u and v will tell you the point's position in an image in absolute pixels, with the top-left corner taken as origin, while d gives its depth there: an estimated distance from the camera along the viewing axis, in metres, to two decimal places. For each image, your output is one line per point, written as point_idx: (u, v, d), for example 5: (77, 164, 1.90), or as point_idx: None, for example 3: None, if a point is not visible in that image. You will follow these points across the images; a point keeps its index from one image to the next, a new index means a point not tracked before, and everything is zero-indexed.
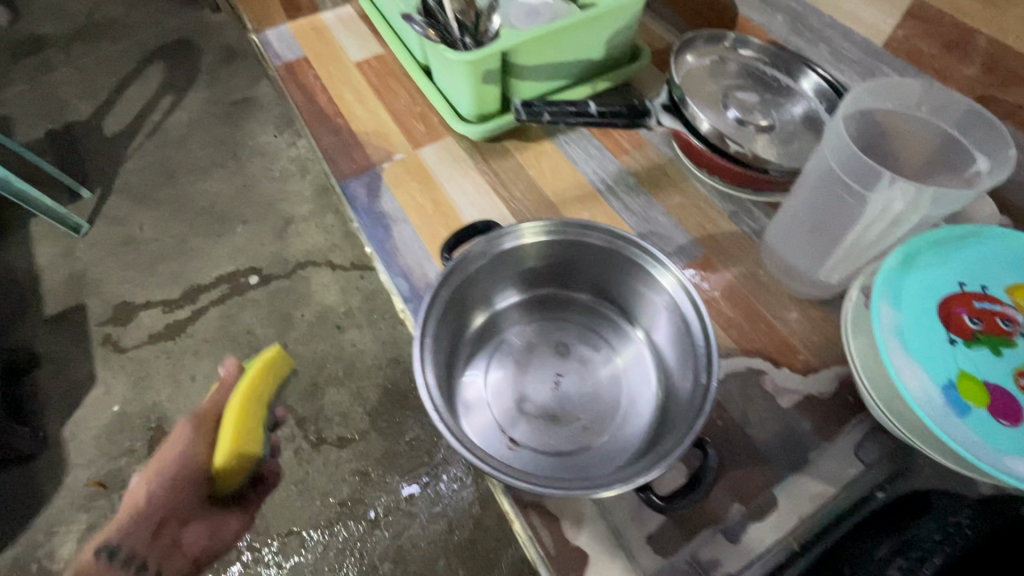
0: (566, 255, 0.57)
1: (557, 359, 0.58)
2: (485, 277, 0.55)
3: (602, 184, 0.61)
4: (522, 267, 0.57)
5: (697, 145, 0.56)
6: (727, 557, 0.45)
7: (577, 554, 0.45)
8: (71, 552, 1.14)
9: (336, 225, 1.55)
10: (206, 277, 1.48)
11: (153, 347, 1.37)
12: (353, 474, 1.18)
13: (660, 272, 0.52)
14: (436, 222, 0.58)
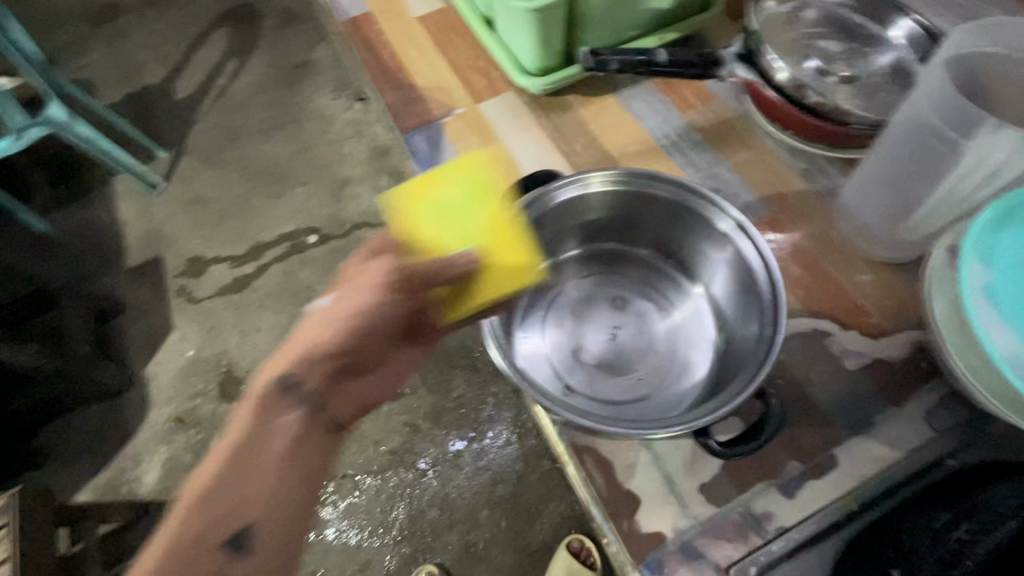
0: (628, 211, 0.59)
1: (614, 311, 0.61)
2: (547, 228, 0.59)
3: (666, 141, 0.60)
4: (583, 221, 0.60)
5: (772, 97, 0.57)
6: (780, 512, 0.52)
7: (630, 499, 0.54)
8: (154, 479, 1.26)
9: (391, 188, 1.59)
10: (269, 235, 1.55)
11: (222, 298, 1.47)
12: (403, 425, 1.22)
13: (722, 220, 0.54)
14: (497, 174, 0.60)
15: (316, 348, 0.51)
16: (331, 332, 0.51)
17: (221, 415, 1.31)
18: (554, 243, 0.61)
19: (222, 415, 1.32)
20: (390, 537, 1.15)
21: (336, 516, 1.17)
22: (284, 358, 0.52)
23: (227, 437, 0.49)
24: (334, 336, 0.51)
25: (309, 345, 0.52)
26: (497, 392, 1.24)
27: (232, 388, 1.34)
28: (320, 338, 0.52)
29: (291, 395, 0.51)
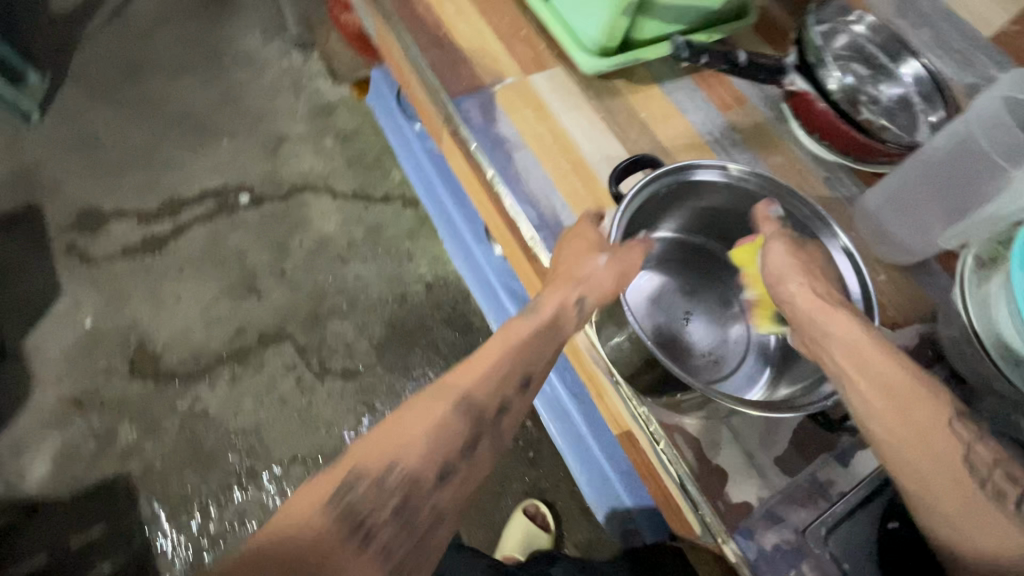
0: (734, 212, 0.67)
1: (691, 299, 0.71)
2: (665, 200, 0.65)
3: (710, 137, 0.72)
4: (698, 206, 0.68)
5: (822, 106, 0.66)
6: (840, 478, 0.53)
7: (715, 472, 0.54)
8: (45, 472, 1.05)
9: (336, 149, 1.43)
10: (188, 190, 1.33)
11: (129, 261, 1.25)
12: (359, 404, 1.17)
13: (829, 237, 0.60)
14: (553, 149, 0.72)
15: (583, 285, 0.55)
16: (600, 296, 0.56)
17: (131, 396, 1.13)
18: (659, 219, 0.69)
19: (133, 396, 1.13)
20: None
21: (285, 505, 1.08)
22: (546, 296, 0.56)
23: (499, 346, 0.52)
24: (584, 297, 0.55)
25: (578, 273, 0.55)
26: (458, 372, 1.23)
27: (145, 365, 1.15)
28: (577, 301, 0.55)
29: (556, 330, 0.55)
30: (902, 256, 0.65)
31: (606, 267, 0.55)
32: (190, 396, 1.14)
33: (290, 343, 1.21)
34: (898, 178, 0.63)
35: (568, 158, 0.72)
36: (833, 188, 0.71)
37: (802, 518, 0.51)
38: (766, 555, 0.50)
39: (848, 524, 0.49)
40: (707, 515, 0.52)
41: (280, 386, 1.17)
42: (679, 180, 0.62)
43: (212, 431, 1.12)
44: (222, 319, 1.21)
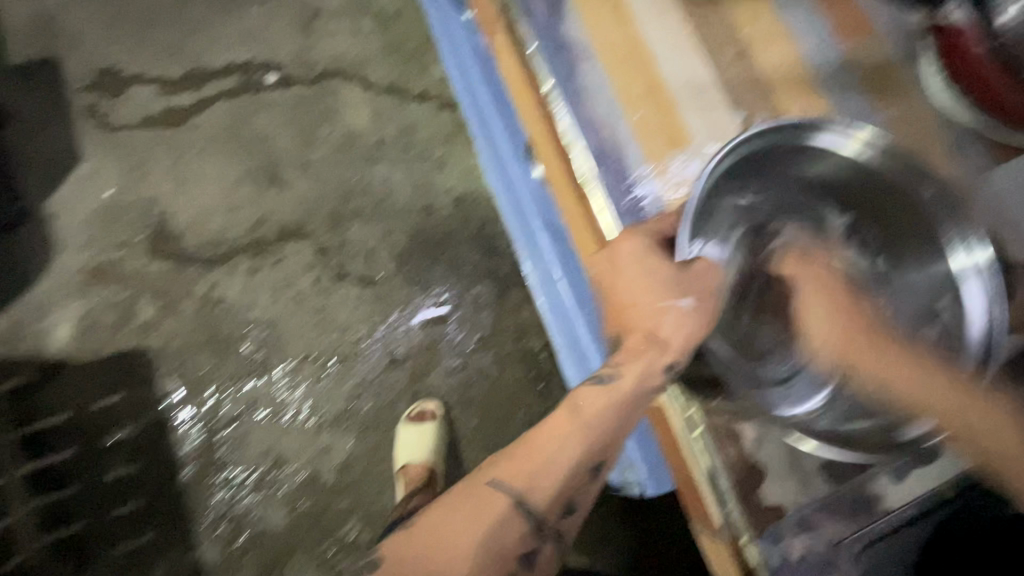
0: (836, 188, 0.62)
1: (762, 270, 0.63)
2: (765, 162, 0.60)
3: (819, 72, 0.69)
4: (798, 177, 0.62)
5: (977, 49, 0.59)
6: (887, 493, 0.58)
7: (755, 470, 0.60)
8: (67, 336, 1.08)
9: (373, 33, 1.28)
10: (213, 61, 1.23)
11: (149, 132, 1.18)
12: (373, 313, 1.15)
13: (974, 249, 0.56)
14: (625, 62, 0.72)
15: (673, 330, 0.54)
16: (701, 329, 0.54)
17: (151, 273, 1.12)
18: (750, 183, 0.62)
19: (153, 274, 1.12)
20: (355, 426, 1.10)
21: (296, 399, 1.10)
22: (637, 336, 0.55)
23: (604, 389, 0.54)
24: (692, 327, 0.54)
25: (651, 315, 0.54)
26: (479, 293, 1.18)
27: (165, 244, 1.14)
28: (676, 334, 0.54)
29: (659, 372, 0.54)
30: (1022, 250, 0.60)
31: (692, 312, 0.53)
32: (208, 281, 1.13)
33: (310, 241, 1.17)
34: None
35: (640, 75, 0.71)
36: (955, 154, 0.65)
37: (840, 531, 0.58)
38: (790, 561, 0.58)
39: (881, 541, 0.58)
40: (734, 513, 0.60)
41: (299, 284, 1.14)
42: (788, 142, 0.58)
43: (229, 318, 1.12)
44: (243, 207, 1.17)
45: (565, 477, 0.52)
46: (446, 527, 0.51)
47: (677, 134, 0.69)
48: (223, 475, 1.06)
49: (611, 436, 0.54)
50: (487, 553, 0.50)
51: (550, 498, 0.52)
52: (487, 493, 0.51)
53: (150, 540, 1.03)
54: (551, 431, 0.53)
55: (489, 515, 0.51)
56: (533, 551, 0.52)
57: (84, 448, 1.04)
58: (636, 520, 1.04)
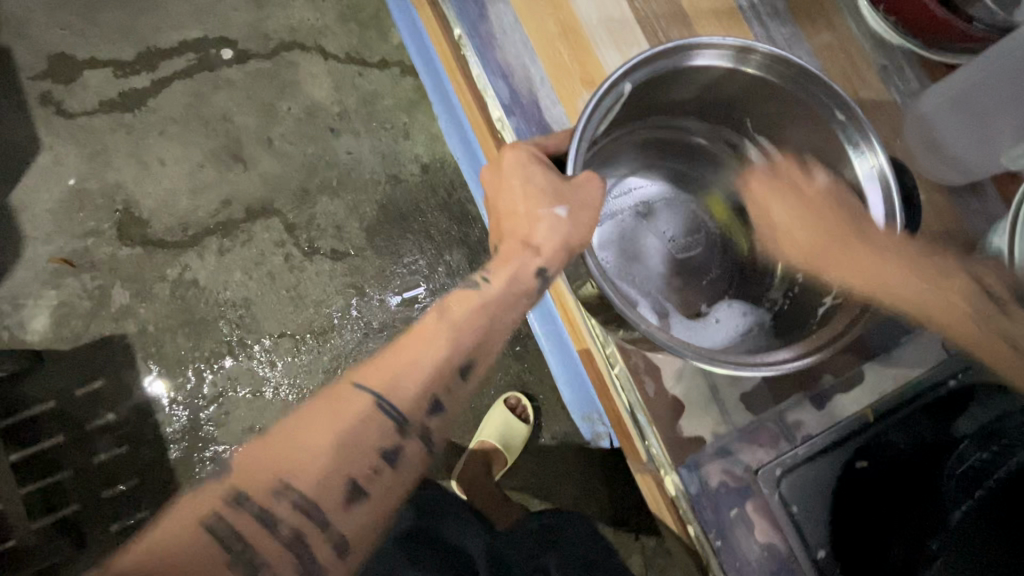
0: (730, 98, 0.69)
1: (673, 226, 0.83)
2: (657, 86, 0.65)
3: (746, 4, 0.76)
4: (694, 98, 0.69)
5: None
6: (809, 421, 0.68)
7: (674, 401, 0.69)
8: (45, 326, 1.09)
9: (329, 0, 1.25)
10: (165, 40, 1.20)
11: (108, 118, 1.17)
12: (346, 286, 1.15)
13: (863, 157, 0.62)
14: (539, 1, 0.76)
15: (548, 234, 0.56)
16: (576, 234, 0.57)
17: (122, 260, 1.12)
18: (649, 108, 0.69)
19: (124, 260, 1.13)
20: None
21: (274, 374, 1.11)
22: (513, 241, 0.56)
23: (474, 292, 0.53)
24: (566, 230, 0.56)
25: (529, 228, 0.56)
26: (451, 260, 1.18)
27: (133, 230, 1.14)
28: (548, 241, 0.56)
29: (532, 275, 0.55)
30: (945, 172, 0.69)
31: (569, 218, 0.56)
32: (180, 264, 1.13)
33: (278, 218, 1.16)
34: (970, 76, 0.61)
35: (552, 13, 0.75)
36: (890, 81, 0.73)
37: (760, 458, 0.68)
38: (708, 488, 0.67)
39: (801, 466, 0.66)
40: (654, 447, 0.71)
41: (269, 262, 1.14)
42: (672, 65, 0.61)
43: (203, 299, 1.12)
44: (208, 189, 1.16)
45: (432, 373, 0.49)
46: (298, 428, 0.44)
47: (592, 72, 0.74)
48: (209, 452, 1.08)
49: (479, 335, 0.52)
50: (334, 465, 0.44)
51: (408, 399, 0.48)
52: (348, 392, 0.46)
53: (142, 518, 1.06)
54: (420, 329, 0.50)
55: (349, 414, 0.45)
56: (396, 449, 0.47)
57: (72, 434, 1.07)
58: (614, 476, 1.07)
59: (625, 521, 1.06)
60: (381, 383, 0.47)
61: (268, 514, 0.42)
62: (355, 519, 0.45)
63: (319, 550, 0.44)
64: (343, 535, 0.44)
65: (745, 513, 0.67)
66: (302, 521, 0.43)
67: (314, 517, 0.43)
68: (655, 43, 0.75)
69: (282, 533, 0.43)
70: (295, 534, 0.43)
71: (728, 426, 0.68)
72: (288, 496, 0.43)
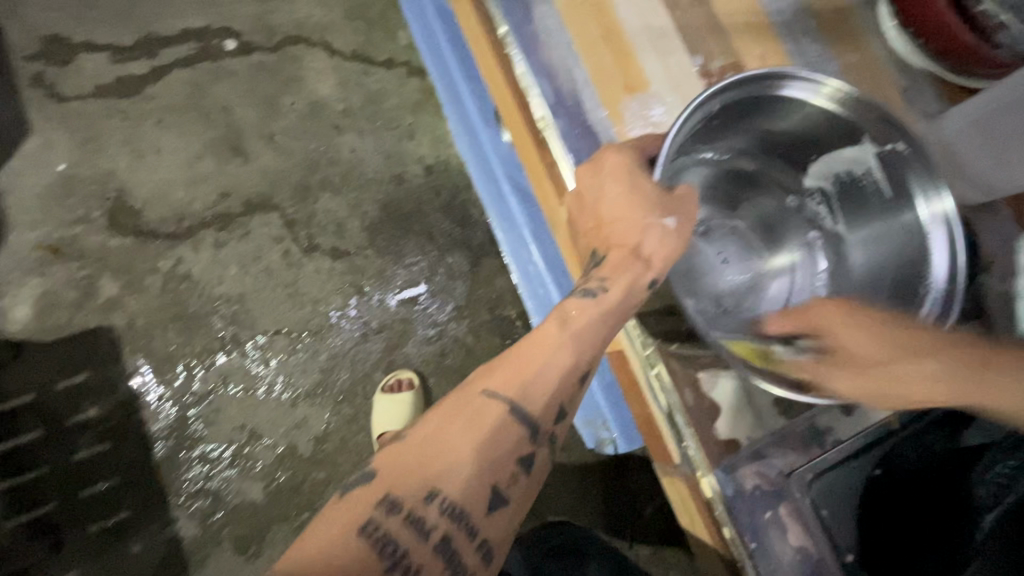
0: (799, 135, 0.69)
1: (727, 247, 0.79)
2: (735, 112, 0.64)
3: (775, 20, 0.79)
4: (763, 128, 0.69)
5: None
6: (835, 426, 0.69)
7: (708, 404, 0.69)
8: (26, 315, 1.05)
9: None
10: (167, 27, 1.17)
11: (102, 103, 1.13)
12: (346, 285, 1.13)
13: (932, 200, 0.64)
14: (584, 7, 0.77)
15: (654, 249, 0.58)
16: (682, 248, 0.59)
17: (111, 250, 1.08)
18: (715, 137, 0.69)
19: (113, 250, 1.09)
20: (330, 398, 1.10)
21: (268, 373, 1.09)
22: (620, 253, 0.59)
23: (593, 302, 0.55)
24: (674, 247, 0.58)
25: (636, 243, 0.58)
26: (453, 264, 1.18)
27: (125, 219, 1.10)
28: (657, 252, 0.58)
29: (642, 289, 0.57)
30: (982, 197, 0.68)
31: (677, 231, 0.58)
32: (173, 257, 1.10)
33: (277, 214, 1.14)
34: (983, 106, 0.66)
35: (596, 20, 0.77)
36: (909, 100, 0.76)
37: (793, 462, 0.68)
38: (744, 492, 0.66)
39: (829, 473, 0.68)
40: (691, 449, 0.69)
41: (267, 257, 1.12)
42: (754, 95, 0.61)
43: (197, 293, 1.09)
44: (206, 180, 1.13)
45: (559, 382, 0.52)
46: (444, 433, 0.47)
47: (636, 79, 0.76)
48: (197, 451, 1.05)
49: (598, 346, 0.55)
50: (482, 469, 0.46)
51: (541, 407, 0.50)
52: (484, 401, 0.49)
53: (123, 519, 1.01)
54: (541, 341, 0.53)
55: (486, 422, 0.48)
56: (530, 457, 0.49)
57: (51, 430, 1.02)
58: (612, 484, 1.07)
59: (621, 531, 1.06)
60: (513, 386, 0.50)
61: (419, 521, 0.43)
62: (498, 524, 0.46)
63: (467, 557, 0.45)
64: (491, 540, 0.46)
65: (779, 516, 0.66)
66: (450, 526, 0.44)
67: (462, 523, 0.45)
68: (690, 50, 0.77)
69: (432, 540, 0.43)
70: (446, 539, 0.44)
71: (765, 432, 0.69)
72: (436, 502, 0.44)
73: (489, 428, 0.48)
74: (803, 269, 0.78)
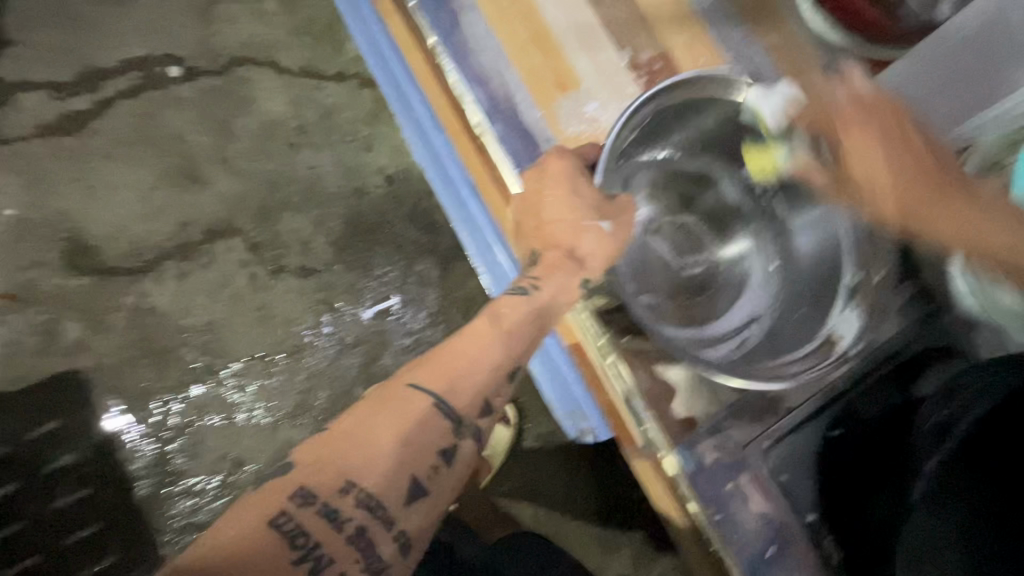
0: (734, 135, 0.74)
1: (678, 245, 0.82)
2: (669, 114, 0.70)
3: (703, 9, 0.81)
4: (700, 128, 0.74)
5: None
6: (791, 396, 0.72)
7: (666, 386, 0.73)
8: None
9: (280, 15, 1.22)
10: (107, 59, 1.15)
11: (47, 143, 1.11)
12: (317, 304, 1.13)
13: None
14: (511, 13, 0.79)
15: (594, 250, 0.60)
16: (614, 251, 0.61)
17: (71, 291, 1.06)
18: (656, 140, 0.75)
19: (73, 291, 1.06)
20: (312, 418, 1.09)
21: (246, 399, 1.08)
22: (555, 251, 0.61)
23: (525, 299, 0.57)
24: (608, 248, 0.61)
25: (574, 243, 0.60)
26: (422, 271, 1.18)
27: (82, 259, 1.08)
28: (594, 252, 0.60)
29: (574, 287, 0.59)
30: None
31: (612, 234, 0.61)
32: (136, 292, 1.08)
33: (240, 238, 1.13)
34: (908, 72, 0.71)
35: (524, 24, 0.79)
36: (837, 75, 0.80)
37: (750, 434, 0.72)
38: (703, 466, 0.71)
39: (788, 437, 0.72)
40: (649, 430, 0.73)
41: (233, 283, 1.11)
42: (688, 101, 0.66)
43: (164, 327, 1.07)
44: (162, 211, 1.12)
45: (486, 378, 0.52)
46: (364, 426, 0.48)
47: (566, 78, 0.78)
48: (180, 486, 1.03)
49: (528, 343, 0.56)
50: (401, 462, 0.47)
51: (465, 402, 0.51)
52: (407, 393, 0.49)
53: (113, 562, 1.00)
54: (473, 334, 0.54)
55: (410, 416, 0.48)
56: (451, 450, 0.50)
57: (27, 480, 1.00)
58: (602, 472, 1.08)
59: (614, 517, 1.08)
60: (443, 381, 0.51)
61: (335, 512, 0.45)
62: (416, 515, 0.48)
63: (383, 546, 0.46)
64: (406, 530, 0.47)
65: (739, 484, 0.71)
66: (366, 518, 0.46)
67: (378, 515, 0.46)
68: (621, 44, 0.80)
69: (347, 531, 0.45)
70: (360, 529, 0.45)
71: (720, 406, 0.73)
72: (353, 494, 0.45)
73: (412, 424, 0.48)
74: (749, 261, 0.81)
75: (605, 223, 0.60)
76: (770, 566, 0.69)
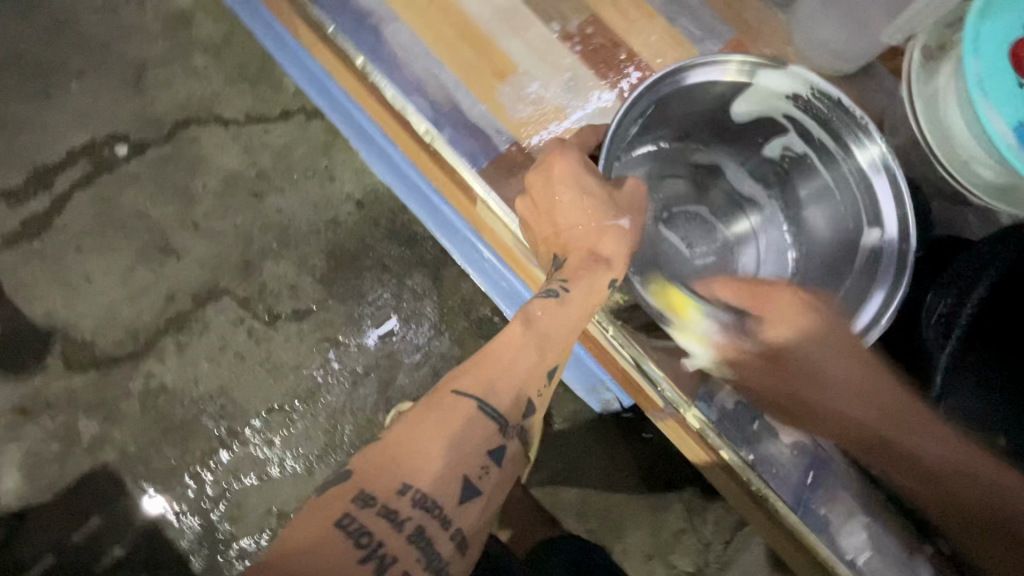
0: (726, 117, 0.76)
1: (689, 228, 0.84)
2: (660, 107, 0.70)
3: None
4: (691, 114, 0.76)
5: None
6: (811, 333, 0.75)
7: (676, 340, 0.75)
8: (16, 484, 1.02)
9: (212, 68, 1.20)
10: (52, 154, 1.14)
11: (17, 251, 1.10)
12: (320, 343, 1.13)
13: (866, 145, 0.68)
14: (432, 14, 0.78)
15: (617, 243, 0.61)
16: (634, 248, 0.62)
17: (78, 389, 1.06)
18: (652, 133, 0.76)
19: (80, 389, 1.06)
20: (343, 453, 1.10)
21: (275, 452, 1.08)
22: (577, 256, 0.60)
23: (557, 303, 0.57)
24: (627, 247, 0.61)
25: (596, 247, 0.60)
26: (415, 285, 1.17)
27: (80, 355, 1.07)
28: (616, 253, 0.61)
29: (602, 288, 0.59)
30: (835, 62, 0.79)
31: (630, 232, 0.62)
32: (142, 375, 1.08)
33: (229, 297, 1.12)
34: None
35: (448, 22, 0.78)
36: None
37: None
38: (726, 411, 0.72)
39: None
40: (666, 390, 0.73)
41: (233, 342, 1.11)
42: (671, 89, 0.67)
43: (178, 402, 1.08)
44: (147, 289, 1.11)
45: (525, 379, 0.53)
46: (413, 430, 0.48)
47: (503, 65, 0.78)
48: (234, 550, 1.04)
49: (561, 343, 0.57)
50: (456, 459, 0.47)
51: (508, 401, 0.51)
52: (453, 397, 0.50)
53: None
54: (509, 339, 0.55)
55: (458, 417, 0.49)
56: (500, 448, 0.50)
57: None
58: (634, 438, 1.10)
59: (659, 479, 1.09)
60: (487, 382, 0.51)
61: (393, 512, 0.44)
62: (470, 513, 0.47)
63: (442, 544, 0.45)
64: (463, 528, 0.46)
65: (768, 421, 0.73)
66: (424, 517, 0.45)
67: (435, 514, 0.45)
68: (552, 17, 0.79)
69: (407, 530, 0.44)
70: (420, 528, 0.45)
71: None
72: (409, 494, 0.45)
73: (461, 424, 0.48)
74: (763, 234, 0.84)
75: (623, 223, 0.61)
76: (816, 492, 0.71)
